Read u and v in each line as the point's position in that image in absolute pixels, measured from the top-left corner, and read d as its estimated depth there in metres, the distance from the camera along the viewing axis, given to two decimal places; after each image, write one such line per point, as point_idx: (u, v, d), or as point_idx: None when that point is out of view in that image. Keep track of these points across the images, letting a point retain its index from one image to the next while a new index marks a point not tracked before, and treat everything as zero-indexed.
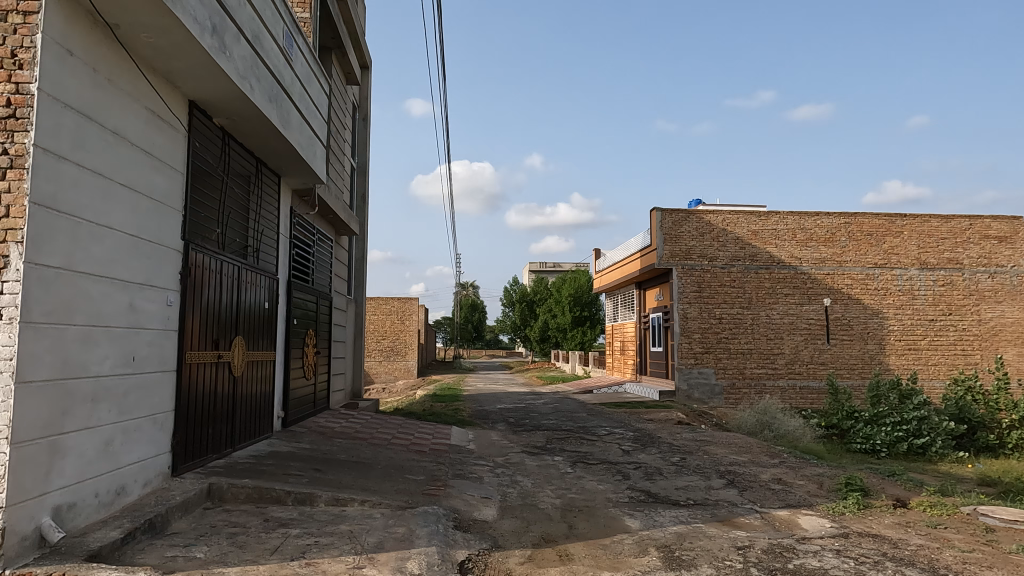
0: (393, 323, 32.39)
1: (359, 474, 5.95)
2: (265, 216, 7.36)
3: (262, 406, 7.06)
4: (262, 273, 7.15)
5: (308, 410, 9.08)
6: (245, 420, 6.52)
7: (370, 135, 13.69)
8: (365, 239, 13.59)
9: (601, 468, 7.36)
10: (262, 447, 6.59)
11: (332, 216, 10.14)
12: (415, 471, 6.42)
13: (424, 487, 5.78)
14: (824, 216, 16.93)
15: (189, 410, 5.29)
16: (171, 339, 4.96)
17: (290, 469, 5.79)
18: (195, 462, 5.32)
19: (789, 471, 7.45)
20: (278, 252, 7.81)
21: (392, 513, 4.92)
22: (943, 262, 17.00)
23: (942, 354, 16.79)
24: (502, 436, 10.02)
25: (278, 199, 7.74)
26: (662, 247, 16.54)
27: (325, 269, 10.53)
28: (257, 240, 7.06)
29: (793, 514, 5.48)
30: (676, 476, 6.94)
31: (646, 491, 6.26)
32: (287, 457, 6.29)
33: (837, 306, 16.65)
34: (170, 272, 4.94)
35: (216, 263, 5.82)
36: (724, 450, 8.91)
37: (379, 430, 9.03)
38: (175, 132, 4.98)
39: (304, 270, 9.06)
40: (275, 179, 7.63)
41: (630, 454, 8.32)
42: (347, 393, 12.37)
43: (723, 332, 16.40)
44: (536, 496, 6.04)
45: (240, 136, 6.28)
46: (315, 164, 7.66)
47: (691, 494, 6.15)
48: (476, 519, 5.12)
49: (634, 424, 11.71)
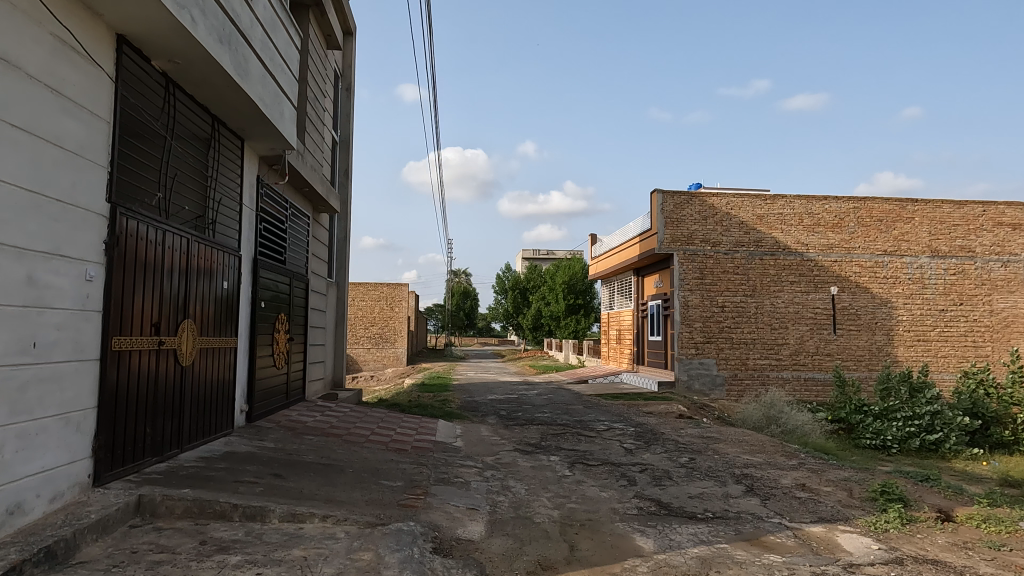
0: (382, 309, 31.47)
1: (325, 480, 5.11)
2: (225, 184, 6.46)
3: (220, 400, 6.23)
4: (221, 249, 6.28)
5: (279, 401, 8.26)
6: (196, 417, 5.66)
7: (353, 106, 12.76)
8: (348, 217, 12.69)
9: (602, 472, 6.55)
10: (217, 447, 5.76)
11: (309, 190, 9.27)
12: (391, 476, 5.59)
13: (401, 497, 4.94)
14: (833, 201, 16.15)
15: (118, 407, 4.42)
16: (91, 322, 4.09)
17: (243, 475, 4.95)
18: (127, 468, 4.47)
19: (812, 475, 6.70)
20: (242, 226, 6.91)
21: (359, 532, 4.10)
22: (954, 250, 16.29)
23: (952, 346, 16.11)
24: (493, 432, 9.20)
25: (240, 165, 6.82)
26: (663, 231, 15.75)
27: (300, 247, 9.64)
28: (213, 211, 6.16)
29: (830, 532, 4.72)
30: (688, 482, 6.13)
31: (656, 500, 5.45)
32: (244, 460, 5.44)
33: (844, 295, 15.91)
34: (90, 240, 4.08)
35: (155, 234, 4.92)
36: (735, 449, 8.13)
37: (357, 424, 8.20)
38: (94, 71, 4.10)
39: (274, 249, 8.17)
40: (237, 143, 6.75)
41: (633, 453, 7.53)
42: (327, 382, 11.54)
43: (726, 321, 15.65)
44: (531, 506, 5.23)
45: (189, 87, 5.38)
46: (283, 125, 6.76)
47: (708, 504, 5.34)
48: (459, 538, 4.31)
49: (634, 418, 10.95)
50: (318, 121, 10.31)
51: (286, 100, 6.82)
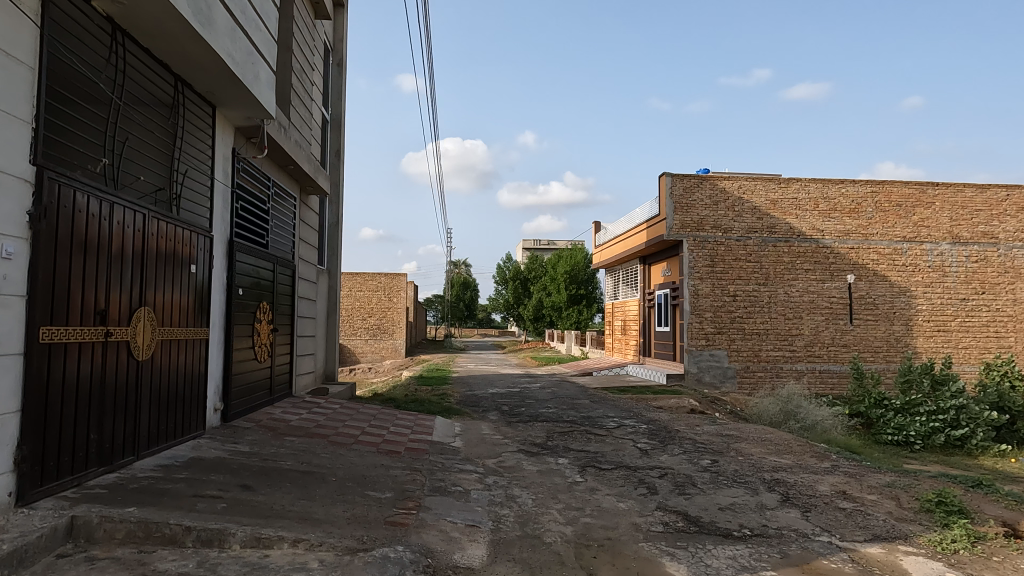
0: (380, 300, 30.77)
1: (301, 492, 4.40)
2: (192, 154, 5.72)
3: (188, 398, 5.54)
4: (188, 229, 5.56)
5: (261, 398, 7.59)
6: (156, 420, 4.95)
7: (345, 82, 12.00)
8: (338, 201, 11.95)
9: (617, 478, 5.84)
10: (182, 453, 5.06)
11: (294, 168, 8.52)
12: (380, 485, 4.90)
13: (389, 513, 4.23)
14: (851, 184, 15.40)
15: (51, 409, 3.70)
16: (10, 309, 3.38)
17: (205, 487, 4.25)
18: (62, 483, 3.75)
19: (851, 480, 6.01)
20: (214, 203, 6.17)
21: (338, 561, 3.41)
22: (977, 236, 15.56)
23: (973, 337, 15.41)
24: (495, 430, 8.51)
25: (210, 135, 6.08)
26: (672, 217, 15.05)
27: (285, 230, 8.89)
28: (177, 184, 5.41)
29: (892, 554, 4.04)
30: (716, 490, 5.44)
31: (683, 513, 4.75)
32: (211, 468, 4.74)
33: (861, 284, 15.20)
34: (9, 209, 3.37)
35: (99, 206, 4.17)
36: (760, 450, 7.44)
37: (346, 423, 7.50)
38: (12, 8, 3.36)
39: (253, 231, 7.43)
40: (207, 109, 6.01)
41: (651, 455, 6.84)
42: (317, 376, 10.84)
43: (738, 311, 14.97)
44: (540, 521, 4.54)
45: (142, 36, 4.64)
46: (258, 90, 6.02)
47: (743, 519, 4.64)
48: (457, 566, 3.62)
49: (646, 414, 10.25)
50: (306, 95, 9.57)
51: (263, 61, 6.07)
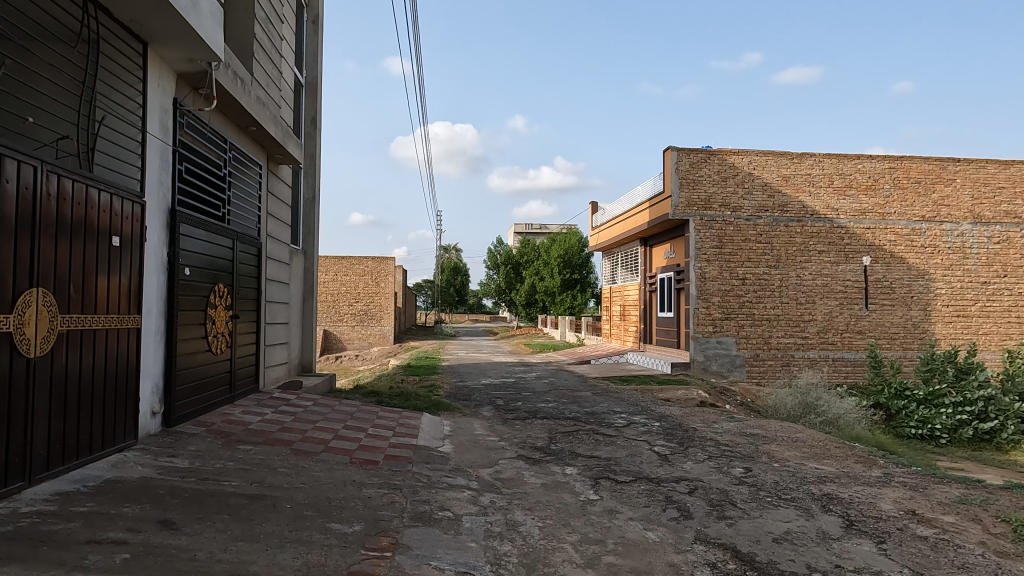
0: (367, 285, 29.59)
1: (240, 531, 3.35)
2: (113, 96, 4.58)
3: (112, 400, 4.50)
4: (109, 193, 4.46)
5: (218, 396, 6.53)
6: (63, 429, 3.91)
7: (322, 42, 10.82)
8: (315, 175, 10.87)
9: (639, 495, 4.84)
10: (97, 474, 3.99)
11: (257, 130, 7.42)
12: (347, 514, 3.85)
13: (355, 560, 3.20)
14: (867, 160, 14.38)
15: None
16: None
17: (109, 528, 3.17)
18: None
19: (915, 495, 5.06)
20: (148, 161, 5.08)
21: None
22: (999, 215, 14.65)
23: (994, 322, 14.55)
24: (489, 430, 7.48)
25: (139, 78, 4.95)
26: (677, 194, 14.02)
27: (249, 202, 7.78)
28: (92, 134, 4.30)
29: None
30: (762, 511, 4.46)
31: (731, 548, 3.76)
32: (128, 496, 3.66)
33: (877, 267, 14.27)
34: None
35: None
36: (794, 454, 6.48)
37: (317, 425, 6.45)
38: None
39: (206, 202, 6.34)
40: (135, 46, 4.86)
41: (673, 463, 5.85)
42: (291, 367, 9.80)
43: (747, 295, 14.01)
44: (553, 562, 3.52)
45: None
46: (200, 22, 4.89)
47: (809, 557, 3.65)
48: None
49: (655, 409, 9.29)
50: (273, 50, 8.44)
51: None
